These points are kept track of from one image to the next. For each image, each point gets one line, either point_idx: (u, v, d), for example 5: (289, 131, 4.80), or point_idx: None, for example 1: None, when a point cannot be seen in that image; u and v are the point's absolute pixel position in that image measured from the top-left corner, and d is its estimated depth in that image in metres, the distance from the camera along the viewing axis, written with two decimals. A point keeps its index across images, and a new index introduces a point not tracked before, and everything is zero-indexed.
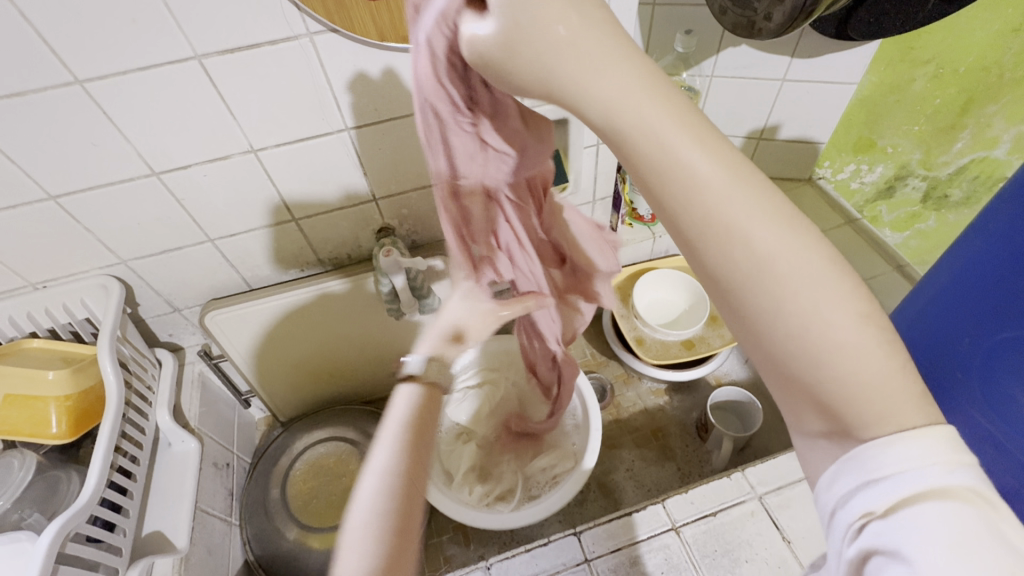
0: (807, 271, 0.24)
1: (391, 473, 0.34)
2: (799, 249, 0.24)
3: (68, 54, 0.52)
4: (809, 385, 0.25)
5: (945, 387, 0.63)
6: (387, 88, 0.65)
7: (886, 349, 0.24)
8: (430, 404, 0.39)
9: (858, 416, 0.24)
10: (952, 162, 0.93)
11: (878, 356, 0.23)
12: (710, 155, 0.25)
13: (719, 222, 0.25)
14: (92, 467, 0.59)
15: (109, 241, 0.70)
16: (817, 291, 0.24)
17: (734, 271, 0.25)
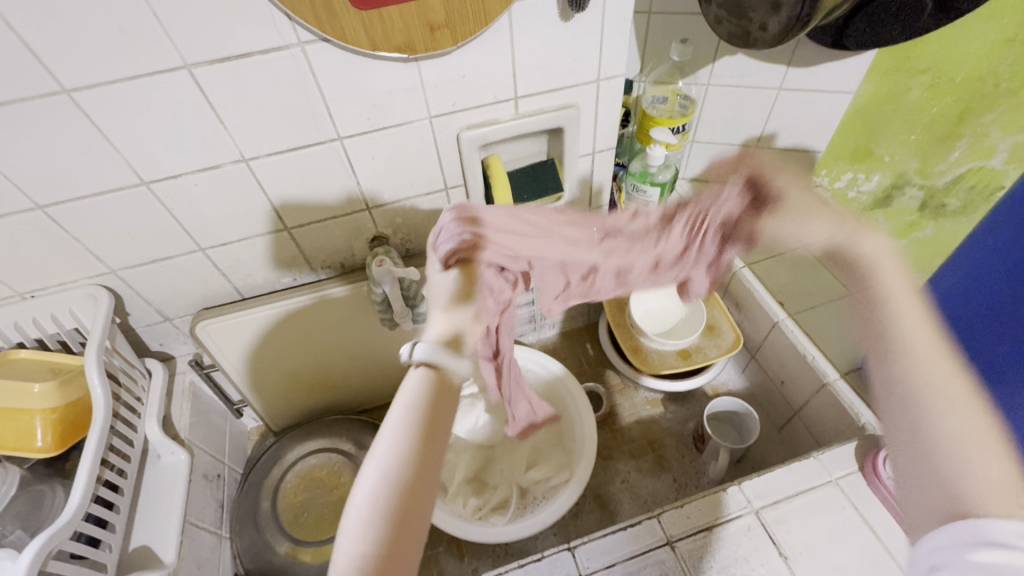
0: (930, 351, 0.45)
1: (398, 460, 0.42)
2: (947, 393, 0.42)
3: (54, 63, 0.52)
4: (931, 458, 0.42)
5: None
6: (379, 97, 0.64)
7: (983, 441, 0.40)
8: (438, 387, 0.46)
9: (953, 473, 0.41)
10: (950, 171, 0.95)
11: (979, 444, 0.40)
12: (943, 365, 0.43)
13: (914, 373, 0.43)
14: (77, 481, 0.58)
15: (98, 251, 0.69)
16: (957, 424, 0.41)
17: (926, 389, 0.43)
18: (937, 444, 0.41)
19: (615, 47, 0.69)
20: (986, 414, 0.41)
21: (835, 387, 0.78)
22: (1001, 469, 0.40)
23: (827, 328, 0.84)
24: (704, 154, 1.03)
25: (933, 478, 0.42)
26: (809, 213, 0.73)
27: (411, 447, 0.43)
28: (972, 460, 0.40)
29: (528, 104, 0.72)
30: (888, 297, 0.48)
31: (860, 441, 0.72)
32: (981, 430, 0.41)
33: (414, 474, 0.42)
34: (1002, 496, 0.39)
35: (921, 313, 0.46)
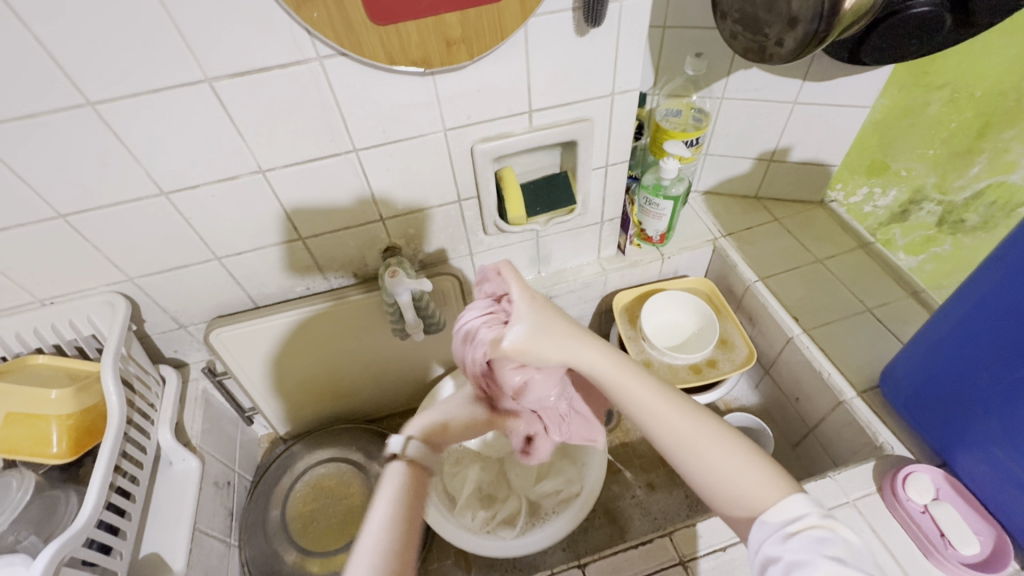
0: (701, 421, 0.51)
1: (390, 537, 0.47)
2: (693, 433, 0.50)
3: (79, 76, 0.53)
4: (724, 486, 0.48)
5: (964, 420, 0.63)
6: (395, 110, 0.65)
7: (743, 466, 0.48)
8: (414, 480, 0.52)
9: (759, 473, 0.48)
10: (968, 187, 0.94)
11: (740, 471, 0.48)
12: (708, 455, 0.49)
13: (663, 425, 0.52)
14: (91, 488, 0.59)
15: (116, 259, 0.71)
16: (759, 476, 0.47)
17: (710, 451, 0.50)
18: (708, 467, 0.49)
19: (630, 61, 0.69)
20: (754, 452, 0.49)
21: (851, 406, 0.76)
22: (766, 468, 0.48)
23: (844, 345, 0.82)
24: (717, 167, 1.02)
25: (725, 498, 0.48)
26: (580, 345, 0.58)
27: (398, 526, 0.48)
28: (742, 476, 0.48)
29: (542, 117, 0.72)
30: (646, 406, 0.53)
31: (879, 461, 0.71)
32: (725, 449, 0.49)
33: (401, 547, 0.47)
34: (772, 492, 0.46)
35: (668, 402, 0.53)
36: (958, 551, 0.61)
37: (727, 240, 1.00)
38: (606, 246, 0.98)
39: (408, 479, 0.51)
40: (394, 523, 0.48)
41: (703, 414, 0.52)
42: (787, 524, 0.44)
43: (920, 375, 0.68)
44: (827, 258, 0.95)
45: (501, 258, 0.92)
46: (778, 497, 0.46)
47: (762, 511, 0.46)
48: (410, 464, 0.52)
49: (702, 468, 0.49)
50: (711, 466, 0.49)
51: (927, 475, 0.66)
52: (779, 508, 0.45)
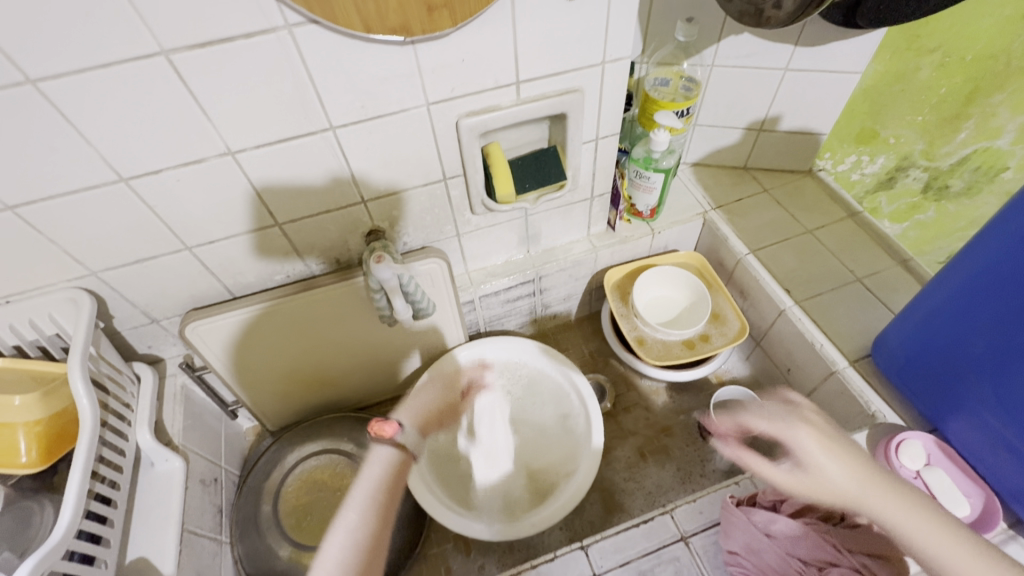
0: (888, 490, 0.56)
1: (361, 524, 0.66)
2: (888, 489, 0.56)
3: (18, 52, 0.47)
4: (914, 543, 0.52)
5: (957, 388, 0.64)
6: (373, 84, 0.61)
7: (968, 553, 0.49)
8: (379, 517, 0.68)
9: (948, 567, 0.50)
10: (955, 153, 0.94)
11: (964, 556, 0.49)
12: (847, 472, 0.58)
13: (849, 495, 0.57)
14: (66, 498, 0.55)
15: (75, 252, 0.65)
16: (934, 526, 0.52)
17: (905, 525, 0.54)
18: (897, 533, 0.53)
19: (622, 27, 0.65)
20: (944, 518, 0.53)
21: (843, 375, 0.77)
22: (962, 536, 0.51)
23: (835, 316, 0.82)
24: (707, 138, 1.00)
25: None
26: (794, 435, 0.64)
27: (369, 524, 0.66)
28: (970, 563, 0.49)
29: (530, 89, 0.69)
30: (869, 502, 0.56)
31: (871, 429, 0.71)
32: (939, 524, 0.52)
33: (382, 515, 0.68)
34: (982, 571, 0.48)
35: (866, 473, 0.57)
36: (950, 514, 0.62)
37: (717, 213, 0.98)
38: (596, 222, 0.96)
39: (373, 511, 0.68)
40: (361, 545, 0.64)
41: (920, 500, 0.55)
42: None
43: (912, 343, 0.68)
44: (817, 229, 0.94)
45: (489, 237, 0.89)
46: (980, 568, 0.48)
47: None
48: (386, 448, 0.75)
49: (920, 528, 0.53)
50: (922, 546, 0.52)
51: (919, 441, 0.67)
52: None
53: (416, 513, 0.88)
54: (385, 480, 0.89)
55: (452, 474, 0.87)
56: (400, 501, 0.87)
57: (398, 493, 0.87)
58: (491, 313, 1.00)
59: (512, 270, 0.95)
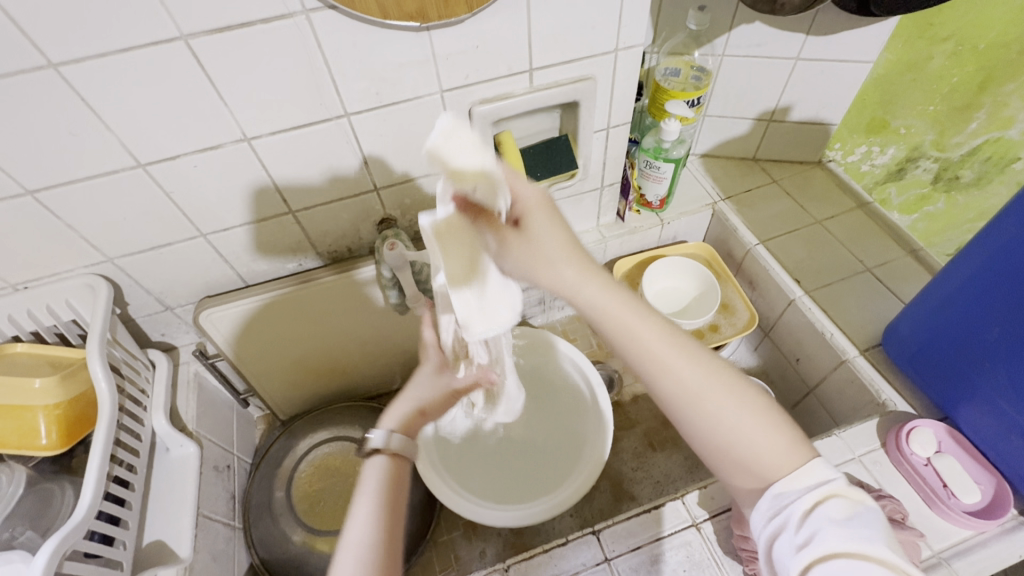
0: (729, 387, 0.49)
1: (370, 526, 0.47)
2: (717, 378, 0.49)
3: (40, 35, 0.48)
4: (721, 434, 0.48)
5: (970, 375, 0.64)
6: (388, 70, 0.61)
7: (772, 433, 0.47)
8: (394, 477, 0.53)
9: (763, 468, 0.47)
10: (965, 143, 0.94)
11: (765, 434, 0.47)
12: (694, 366, 0.50)
13: (655, 363, 0.51)
14: (88, 479, 0.56)
15: (93, 238, 0.66)
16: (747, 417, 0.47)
17: (698, 405, 0.49)
18: (715, 424, 0.48)
19: (636, 14, 0.66)
20: (777, 417, 0.48)
21: (853, 363, 0.77)
22: (789, 434, 0.47)
23: (845, 305, 0.82)
24: (717, 128, 1.00)
25: (736, 460, 0.48)
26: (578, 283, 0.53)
27: (385, 513, 0.49)
28: (760, 437, 0.47)
29: (543, 76, 0.69)
30: (661, 365, 0.50)
31: (881, 417, 0.72)
32: (745, 405, 0.48)
33: (393, 488, 0.52)
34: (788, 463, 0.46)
35: (699, 363, 0.50)
36: (960, 500, 0.63)
37: (726, 204, 0.98)
38: (606, 213, 0.96)
39: (388, 470, 0.53)
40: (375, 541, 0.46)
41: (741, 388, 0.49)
42: (815, 487, 0.44)
43: (924, 331, 0.68)
44: (826, 219, 0.94)
45: None
46: (799, 465, 0.46)
47: (766, 490, 0.46)
48: (383, 455, 0.54)
49: (723, 416, 0.48)
50: (730, 431, 0.47)
51: (930, 429, 0.67)
52: (796, 478, 0.45)
53: (426, 500, 0.89)
54: None
55: (470, 465, 0.87)
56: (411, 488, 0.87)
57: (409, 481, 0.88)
58: None
59: None
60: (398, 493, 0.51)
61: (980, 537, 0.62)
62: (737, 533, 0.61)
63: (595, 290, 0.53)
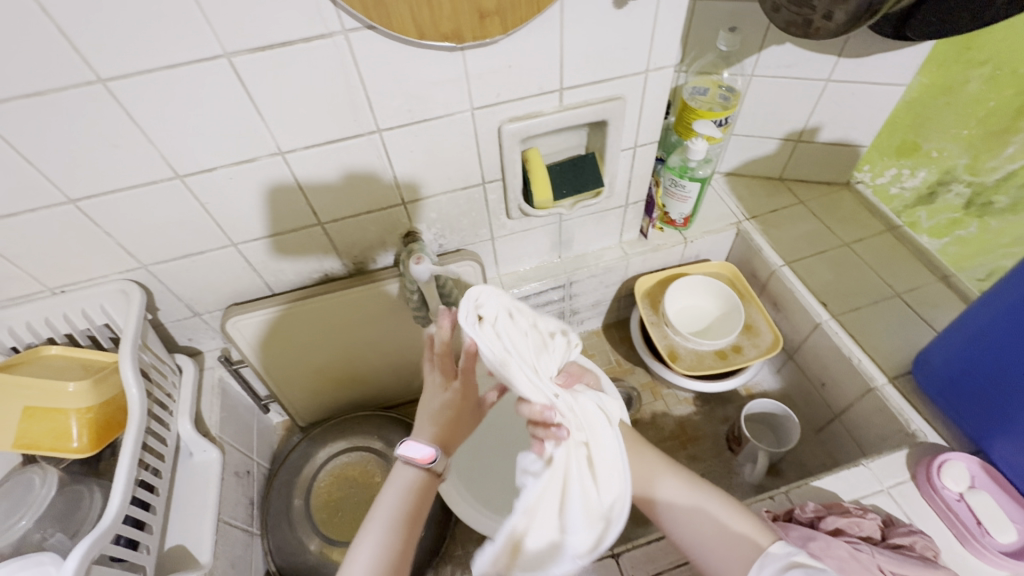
0: (679, 475, 0.61)
1: (394, 530, 0.52)
2: (671, 478, 0.61)
3: (91, 51, 0.49)
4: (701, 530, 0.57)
5: (1007, 410, 0.62)
6: (421, 88, 0.62)
7: (729, 511, 0.57)
8: (423, 485, 0.55)
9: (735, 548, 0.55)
10: (1000, 168, 0.90)
11: (726, 514, 0.57)
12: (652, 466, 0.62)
13: (641, 469, 0.62)
14: (115, 485, 0.57)
15: (129, 245, 0.67)
16: (710, 510, 0.58)
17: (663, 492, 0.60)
18: (686, 514, 0.59)
19: (667, 36, 0.66)
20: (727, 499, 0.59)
21: (882, 392, 0.75)
22: (751, 518, 0.56)
23: (872, 331, 0.81)
24: (743, 147, 0.99)
25: (717, 547, 0.56)
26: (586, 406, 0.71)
27: (405, 516, 0.53)
28: (734, 523, 0.56)
29: (572, 96, 0.69)
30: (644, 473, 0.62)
31: (912, 449, 0.70)
32: (699, 495, 0.59)
33: (415, 507, 0.54)
34: (763, 535, 0.55)
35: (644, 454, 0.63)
36: (995, 539, 0.61)
37: (750, 224, 0.97)
38: (629, 230, 0.96)
39: (418, 487, 0.55)
40: (389, 554, 0.51)
41: (692, 479, 0.61)
42: (787, 557, 0.52)
43: (958, 362, 0.67)
44: (854, 242, 0.93)
45: (522, 242, 0.90)
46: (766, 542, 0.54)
47: (755, 557, 0.53)
48: (417, 468, 0.55)
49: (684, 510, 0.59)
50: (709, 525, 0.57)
51: (962, 462, 0.65)
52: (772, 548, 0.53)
53: (443, 513, 0.89)
54: None
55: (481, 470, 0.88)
56: None
57: None
58: None
59: (543, 275, 0.95)
60: (419, 509, 0.54)
61: None
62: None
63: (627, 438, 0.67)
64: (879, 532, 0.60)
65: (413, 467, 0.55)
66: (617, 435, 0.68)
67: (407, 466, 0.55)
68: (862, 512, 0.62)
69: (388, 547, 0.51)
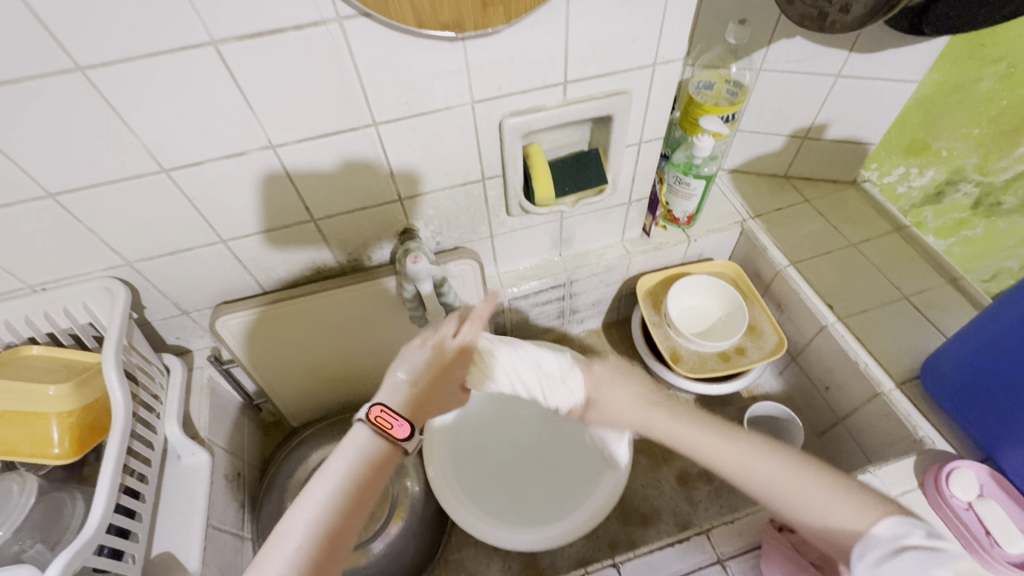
0: (761, 446, 0.52)
1: (330, 504, 0.44)
2: (750, 451, 0.52)
3: (68, 37, 0.46)
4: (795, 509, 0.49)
5: (1019, 419, 0.61)
6: (420, 80, 0.59)
7: (829, 486, 0.49)
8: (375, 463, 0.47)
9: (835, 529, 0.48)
10: (1011, 168, 0.88)
11: (825, 495, 0.49)
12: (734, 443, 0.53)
13: (709, 447, 0.53)
14: (98, 494, 0.55)
15: (113, 242, 0.65)
16: (801, 488, 0.50)
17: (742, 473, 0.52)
18: (775, 491, 0.50)
19: (677, 28, 0.63)
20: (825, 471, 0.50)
21: (889, 397, 0.74)
22: (856, 493, 0.49)
23: (880, 334, 0.79)
24: (749, 144, 0.97)
25: (813, 530, 0.49)
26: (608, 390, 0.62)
27: (346, 499, 0.45)
28: (831, 503, 0.48)
29: (577, 90, 0.66)
30: (718, 452, 0.53)
31: (919, 456, 0.68)
32: (793, 466, 0.50)
33: (365, 475, 0.46)
34: (866, 513, 0.47)
35: (711, 432, 0.54)
36: (1004, 550, 0.59)
37: (755, 222, 0.95)
38: (631, 228, 0.94)
39: (370, 455, 0.47)
40: (319, 533, 0.42)
41: (776, 448, 0.52)
42: (894, 540, 0.45)
43: (968, 369, 0.65)
44: (861, 243, 0.91)
45: (522, 240, 0.87)
46: (870, 520, 0.47)
47: (857, 543, 0.46)
48: (376, 437, 0.48)
49: (767, 485, 0.51)
50: (797, 506, 0.49)
51: (971, 471, 0.64)
52: (876, 528, 0.46)
53: (439, 516, 0.87)
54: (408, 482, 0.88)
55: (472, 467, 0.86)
56: (424, 504, 0.85)
57: (421, 496, 0.86)
58: (519, 314, 0.98)
59: (543, 274, 0.93)
60: (367, 479, 0.46)
61: None
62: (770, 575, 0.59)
63: (675, 424, 0.56)
64: None
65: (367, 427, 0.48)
66: (662, 420, 0.57)
67: (364, 430, 0.48)
68: None
69: (317, 526, 0.42)
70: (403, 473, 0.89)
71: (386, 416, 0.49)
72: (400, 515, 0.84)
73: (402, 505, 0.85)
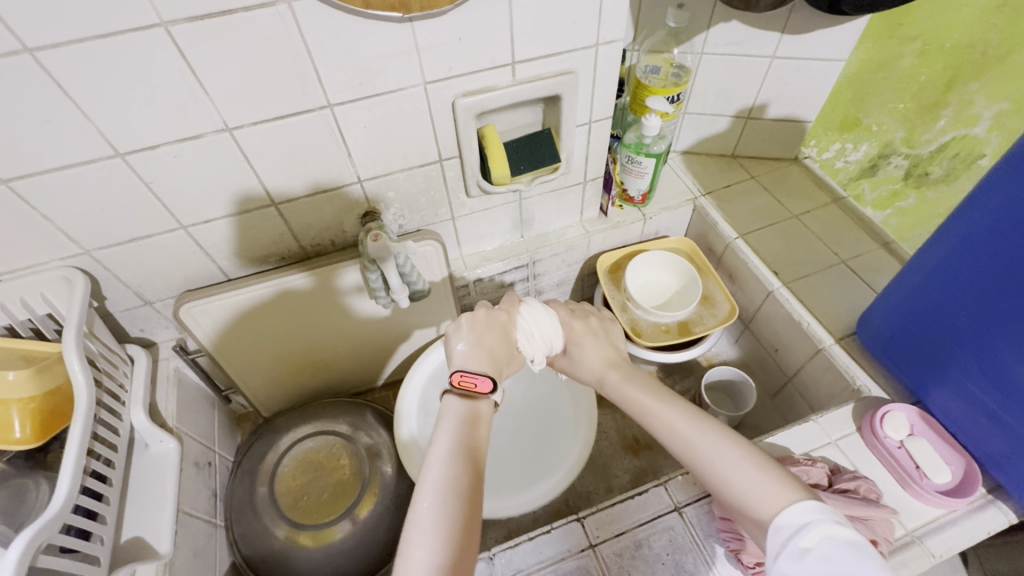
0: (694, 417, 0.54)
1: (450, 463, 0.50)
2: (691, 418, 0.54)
3: (14, 19, 0.47)
4: (717, 479, 0.50)
5: (939, 359, 0.66)
6: (372, 61, 0.61)
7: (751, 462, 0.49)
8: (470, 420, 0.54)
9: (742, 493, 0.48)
10: (934, 140, 0.97)
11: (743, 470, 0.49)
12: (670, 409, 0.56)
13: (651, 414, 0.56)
14: (63, 472, 0.55)
15: (69, 230, 0.65)
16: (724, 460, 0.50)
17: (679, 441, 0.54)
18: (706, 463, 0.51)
19: (616, 9, 0.67)
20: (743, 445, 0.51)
21: (830, 352, 0.79)
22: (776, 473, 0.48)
23: (821, 296, 0.85)
24: (697, 126, 1.02)
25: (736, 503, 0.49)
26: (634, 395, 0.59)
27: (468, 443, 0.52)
28: (751, 478, 0.48)
29: (525, 70, 0.70)
30: (659, 422, 0.55)
31: (857, 404, 0.74)
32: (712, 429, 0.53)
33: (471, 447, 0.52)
34: (781, 496, 0.47)
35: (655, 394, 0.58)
36: (932, 480, 0.65)
37: (706, 199, 1.00)
38: (589, 207, 0.98)
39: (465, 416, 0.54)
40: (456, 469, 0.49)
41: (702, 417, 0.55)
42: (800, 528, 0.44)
43: (896, 319, 0.70)
44: (803, 214, 0.96)
45: (483, 221, 0.90)
46: (788, 502, 0.46)
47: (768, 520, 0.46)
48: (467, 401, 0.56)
49: (692, 448, 0.52)
50: (722, 472, 0.50)
51: (902, 412, 0.69)
52: (788, 513, 0.45)
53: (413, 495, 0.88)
54: (380, 462, 0.90)
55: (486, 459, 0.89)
56: (396, 483, 0.87)
57: (394, 475, 0.88)
58: (484, 298, 1.01)
59: (506, 255, 0.96)
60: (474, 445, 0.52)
61: (950, 516, 0.64)
62: (719, 513, 0.62)
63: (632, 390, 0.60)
64: (827, 479, 0.63)
65: (457, 400, 0.55)
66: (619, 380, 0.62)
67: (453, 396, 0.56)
68: (811, 462, 0.65)
69: (450, 477, 0.49)
70: (376, 453, 0.90)
71: (467, 378, 0.57)
72: (372, 495, 0.85)
73: (374, 485, 0.86)
